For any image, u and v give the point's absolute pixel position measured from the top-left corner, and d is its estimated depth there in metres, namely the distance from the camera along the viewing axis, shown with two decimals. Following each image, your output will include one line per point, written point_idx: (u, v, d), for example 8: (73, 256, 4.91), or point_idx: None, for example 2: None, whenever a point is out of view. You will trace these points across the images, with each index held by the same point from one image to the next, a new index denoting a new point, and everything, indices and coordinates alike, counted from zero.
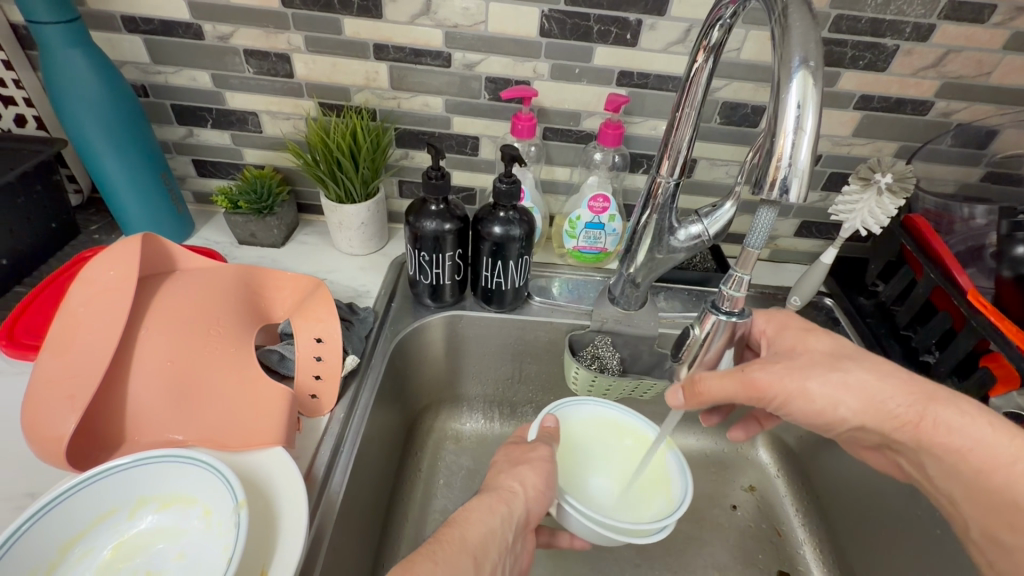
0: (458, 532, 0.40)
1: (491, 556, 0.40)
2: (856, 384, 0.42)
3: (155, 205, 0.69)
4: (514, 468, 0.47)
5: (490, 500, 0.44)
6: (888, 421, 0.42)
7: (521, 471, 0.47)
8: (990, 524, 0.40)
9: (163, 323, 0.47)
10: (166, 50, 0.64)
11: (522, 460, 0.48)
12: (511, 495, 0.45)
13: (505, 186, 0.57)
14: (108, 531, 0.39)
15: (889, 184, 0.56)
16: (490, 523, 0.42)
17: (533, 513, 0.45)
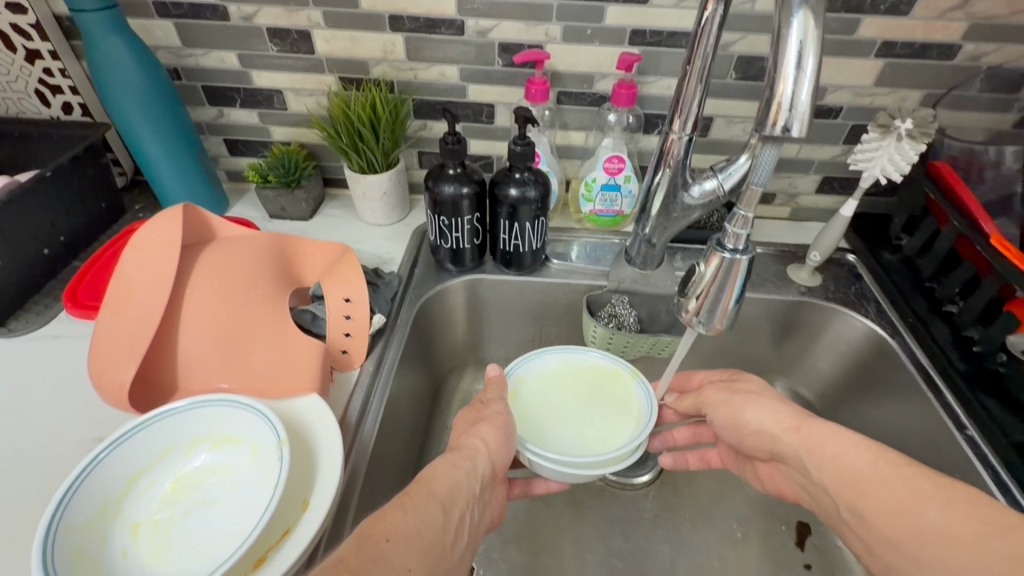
0: (425, 485, 0.41)
1: (457, 505, 0.41)
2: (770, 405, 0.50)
3: (194, 182, 0.73)
4: (473, 427, 0.49)
5: (452, 456, 0.45)
6: (781, 425, 0.47)
7: (481, 429, 0.48)
8: (845, 496, 0.40)
9: (206, 283, 0.51)
10: (195, 33, 0.67)
11: (478, 419, 0.50)
12: (473, 453, 0.46)
13: (519, 148, 0.58)
14: (168, 466, 0.44)
15: (910, 130, 0.54)
16: (455, 475, 0.43)
17: (498, 466, 0.47)
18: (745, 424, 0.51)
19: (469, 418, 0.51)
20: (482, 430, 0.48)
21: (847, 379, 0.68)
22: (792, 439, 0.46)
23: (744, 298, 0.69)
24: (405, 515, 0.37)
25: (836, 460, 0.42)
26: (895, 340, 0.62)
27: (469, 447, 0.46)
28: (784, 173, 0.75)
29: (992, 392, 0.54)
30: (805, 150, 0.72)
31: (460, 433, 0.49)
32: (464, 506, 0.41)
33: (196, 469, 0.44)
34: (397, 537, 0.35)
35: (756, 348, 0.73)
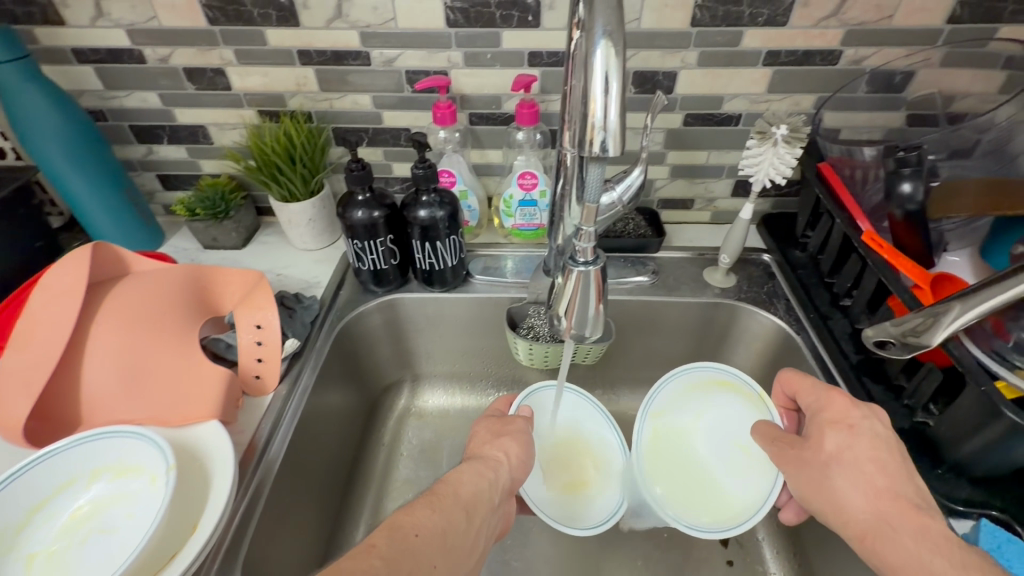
0: (450, 489, 0.44)
1: (482, 512, 0.44)
2: (832, 487, 0.44)
3: (123, 218, 0.75)
4: (495, 440, 0.51)
5: (478, 466, 0.47)
6: (843, 524, 0.43)
7: (504, 442, 0.51)
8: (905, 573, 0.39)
9: (112, 319, 0.53)
10: (116, 76, 0.70)
11: (503, 432, 0.52)
12: (497, 464, 0.48)
13: (421, 172, 0.60)
14: (68, 498, 0.45)
15: (785, 136, 0.57)
16: (479, 484, 0.45)
17: (516, 481, 0.49)
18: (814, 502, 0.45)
19: (493, 430, 0.53)
20: (504, 443, 0.50)
21: (764, 376, 0.70)
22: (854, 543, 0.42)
23: (662, 302, 0.71)
24: (433, 513, 0.41)
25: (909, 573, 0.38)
26: (800, 336, 0.65)
27: (494, 459, 0.49)
28: (698, 179, 0.77)
29: (879, 380, 0.56)
30: (713, 156, 0.74)
31: (482, 442, 0.51)
32: (487, 514, 0.44)
33: (95, 499, 0.46)
34: (426, 532, 0.39)
35: (679, 348, 0.75)
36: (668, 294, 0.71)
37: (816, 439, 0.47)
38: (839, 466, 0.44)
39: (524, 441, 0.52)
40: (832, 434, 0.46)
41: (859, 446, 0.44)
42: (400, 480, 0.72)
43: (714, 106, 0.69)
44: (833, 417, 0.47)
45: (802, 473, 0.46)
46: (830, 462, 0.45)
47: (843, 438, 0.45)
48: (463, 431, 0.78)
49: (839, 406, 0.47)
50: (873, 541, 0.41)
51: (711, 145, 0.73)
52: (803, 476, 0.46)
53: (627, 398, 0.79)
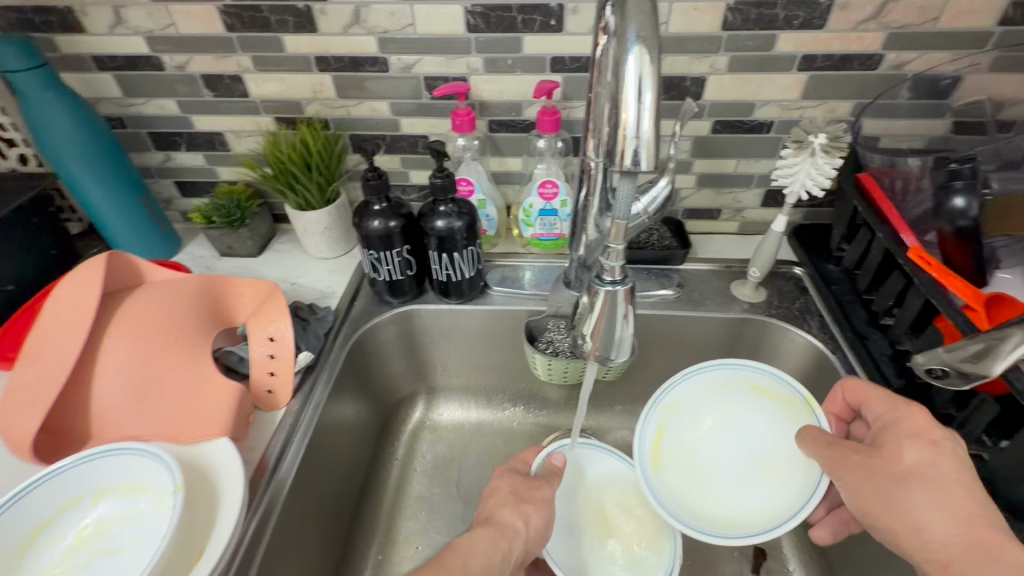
0: (459, 560, 0.44)
1: None
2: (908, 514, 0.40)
3: (140, 225, 0.75)
4: (519, 505, 0.50)
5: (492, 534, 0.47)
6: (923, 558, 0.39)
7: (526, 510, 0.50)
8: None
9: (122, 331, 0.51)
10: (134, 83, 0.70)
11: (527, 498, 0.51)
12: (513, 534, 0.48)
13: (439, 181, 0.59)
14: (73, 517, 0.44)
15: (824, 145, 0.54)
16: (491, 556, 0.45)
17: (529, 552, 0.49)
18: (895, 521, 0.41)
19: (516, 491, 0.52)
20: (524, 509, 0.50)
21: None
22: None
23: (688, 317, 0.68)
24: None
25: None
26: (836, 356, 0.61)
27: (511, 527, 0.48)
28: (726, 188, 0.74)
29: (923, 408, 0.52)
30: (743, 165, 0.71)
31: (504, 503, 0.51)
32: None
33: (100, 518, 0.44)
34: None
35: (705, 364, 0.72)
36: (694, 308, 0.68)
37: (887, 449, 0.43)
38: (913, 481, 0.41)
39: (545, 512, 0.51)
40: (908, 445, 0.42)
41: (939, 462, 0.41)
42: (412, 497, 0.70)
43: (744, 113, 0.66)
44: (908, 427, 0.43)
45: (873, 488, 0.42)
46: (906, 476, 0.41)
47: (916, 449, 0.42)
48: (478, 447, 0.76)
49: (917, 418, 0.43)
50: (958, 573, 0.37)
51: (740, 153, 0.70)
52: (869, 489, 0.43)
53: None
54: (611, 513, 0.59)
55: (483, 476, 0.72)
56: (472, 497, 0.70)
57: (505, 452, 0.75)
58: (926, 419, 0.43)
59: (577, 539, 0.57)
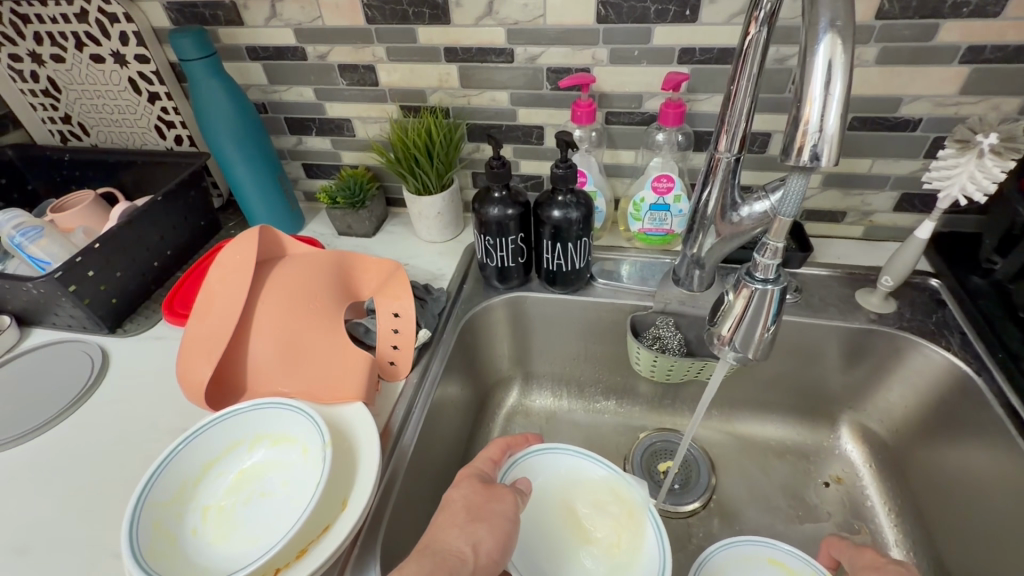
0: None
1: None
2: None
3: (275, 203, 0.82)
4: (471, 525, 0.45)
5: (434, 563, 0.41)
6: None
7: (477, 532, 0.44)
8: None
9: (274, 298, 0.57)
10: (280, 72, 0.76)
11: (482, 516, 0.46)
12: (458, 564, 0.42)
13: (561, 171, 0.59)
14: (234, 459, 0.50)
15: (994, 145, 0.49)
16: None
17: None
18: None
19: (471, 508, 0.46)
20: (476, 532, 0.44)
21: (925, 418, 0.62)
22: None
23: (806, 324, 0.65)
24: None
25: None
26: (982, 377, 0.56)
27: (456, 554, 0.42)
28: (855, 190, 0.69)
29: None
30: (879, 165, 0.66)
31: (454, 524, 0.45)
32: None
33: (256, 463, 0.50)
34: None
35: (818, 374, 0.68)
36: (812, 315, 0.65)
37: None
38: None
39: (501, 532, 0.45)
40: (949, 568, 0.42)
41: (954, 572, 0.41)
42: None
43: (889, 108, 0.61)
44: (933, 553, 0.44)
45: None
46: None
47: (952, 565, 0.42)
48: (570, 436, 0.77)
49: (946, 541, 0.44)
50: None
51: (878, 152, 0.65)
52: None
53: (748, 423, 0.73)
54: (582, 516, 0.55)
55: None
56: None
57: (595, 443, 0.76)
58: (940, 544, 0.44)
59: (550, 545, 0.53)
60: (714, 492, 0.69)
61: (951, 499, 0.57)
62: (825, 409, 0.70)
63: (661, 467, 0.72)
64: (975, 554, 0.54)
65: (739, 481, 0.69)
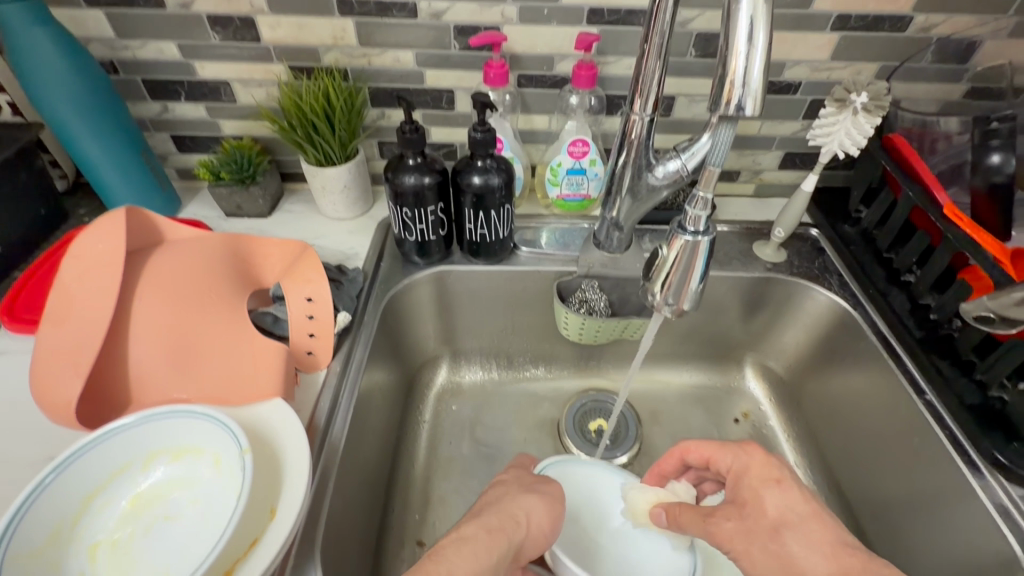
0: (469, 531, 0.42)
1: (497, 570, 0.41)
2: (790, 555, 0.39)
3: (139, 181, 0.69)
4: (518, 497, 0.47)
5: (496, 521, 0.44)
6: None
7: (528, 502, 0.46)
8: None
9: (156, 292, 0.48)
10: (129, 23, 0.63)
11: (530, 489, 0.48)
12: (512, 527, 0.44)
13: (480, 135, 0.57)
14: (126, 483, 0.42)
15: (865, 104, 0.55)
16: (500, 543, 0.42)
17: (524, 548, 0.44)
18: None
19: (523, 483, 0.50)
20: (528, 501, 0.47)
21: (814, 352, 0.70)
22: None
23: (714, 277, 0.70)
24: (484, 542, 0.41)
25: None
26: (858, 311, 0.64)
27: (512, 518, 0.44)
28: (748, 151, 0.75)
29: (946, 356, 0.56)
30: (767, 127, 0.72)
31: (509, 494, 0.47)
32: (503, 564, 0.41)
33: (156, 484, 0.42)
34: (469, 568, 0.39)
35: (725, 323, 0.74)
36: (720, 269, 0.70)
37: (755, 502, 0.43)
38: (791, 529, 0.40)
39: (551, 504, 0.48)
40: (770, 494, 0.42)
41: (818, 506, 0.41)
42: (444, 458, 0.70)
43: (775, 73, 0.66)
44: (764, 473, 0.44)
45: (755, 544, 0.40)
46: (777, 526, 0.40)
47: (780, 496, 0.42)
48: (504, 407, 0.76)
49: (757, 458, 0.46)
50: None
51: (766, 115, 0.71)
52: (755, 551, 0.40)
53: (668, 374, 0.78)
54: None
55: (511, 436, 0.73)
56: (502, 456, 0.71)
57: (529, 411, 0.76)
58: (767, 460, 0.45)
59: None
60: (642, 442, 0.73)
61: (836, 418, 0.66)
62: (732, 354, 0.77)
63: (593, 426, 0.74)
64: (856, 463, 0.62)
65: (665, 429, 0.74)
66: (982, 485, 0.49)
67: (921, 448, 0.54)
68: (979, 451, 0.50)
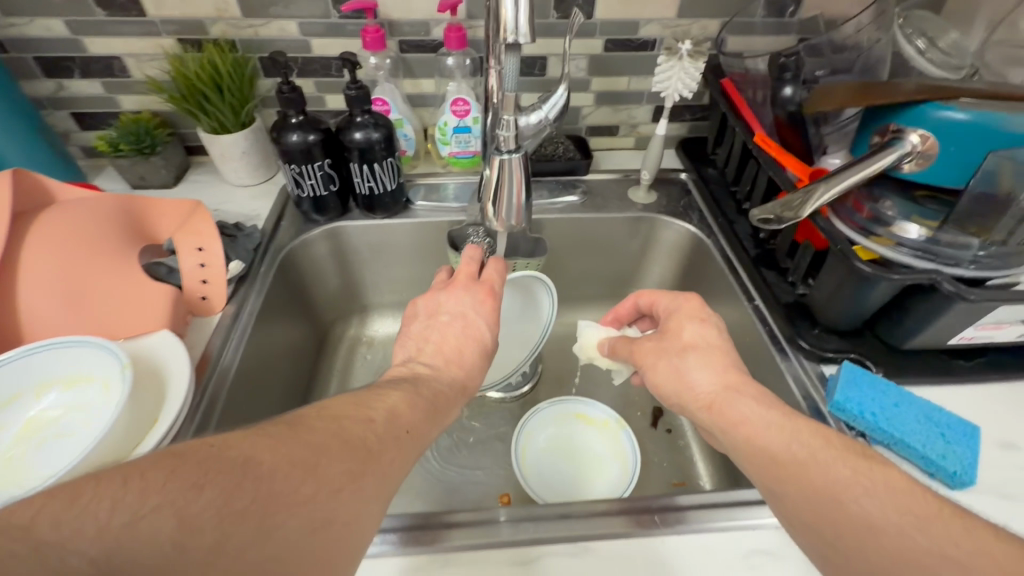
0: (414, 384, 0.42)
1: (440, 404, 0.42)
2: (685, 369, 0.46)
3: (35, 152, 0.71)
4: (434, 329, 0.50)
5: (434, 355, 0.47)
6: (693, 401, 0.45)
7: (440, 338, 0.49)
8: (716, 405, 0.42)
9: (43, 242, 0.52)
10: (12, 1, 0.66)
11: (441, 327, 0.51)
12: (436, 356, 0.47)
13: (353, 92, 0.62)
14: (19, 410, 0.46)
15: (690, 51, 0.64)
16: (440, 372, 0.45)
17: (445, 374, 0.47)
18: (665, 388, 0.47)
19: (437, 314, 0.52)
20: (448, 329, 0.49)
21: (682, 281, 0.78)
22: (702, 417, 0.44)
23: (592, 219, 0.77)
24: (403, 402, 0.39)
25: (742, 435, 0.40)
26: (710, 240, 0.72)
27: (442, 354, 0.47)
28: (621, 106, 0.82)
29: (771, 267, 0.65)
30: (633, 82, 0.80)
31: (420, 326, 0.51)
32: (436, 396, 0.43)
33: (48, 409, 0.47)
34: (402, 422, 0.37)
35: (609, 262, 0.82)
36: (596, 211, 0.77)
37: (676, 331, 0.49)
38: (694, 351, 0.46)
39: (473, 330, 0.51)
40: (690, 325, 0.49)
41: (711, 338, 0.47)
42: None
43: (631, 31, 0.74)
44: (690, 311, 0.50)
45: (660, 360, 0.48)
46: (687, 348, 0.47)
47: (700, 330, 0.48)
48: None
49: (691, 303, 0.51)
50: (718, 408, 0.42)
51: (630, 71, 0.78)
52: (661, 365, 0.48)
53: (566, 313, 0.86)
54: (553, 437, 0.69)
55: None
56: None
57: None
58: (698, 305, 0.51)
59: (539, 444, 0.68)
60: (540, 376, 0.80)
61: None
62: (619, 290, 0.85)
63: None
64: None
65: (561, 361, 0.82)
66: (788, 366, 0.57)
67: (752, 345, 0.63)
68: (789, 340, 0.59)
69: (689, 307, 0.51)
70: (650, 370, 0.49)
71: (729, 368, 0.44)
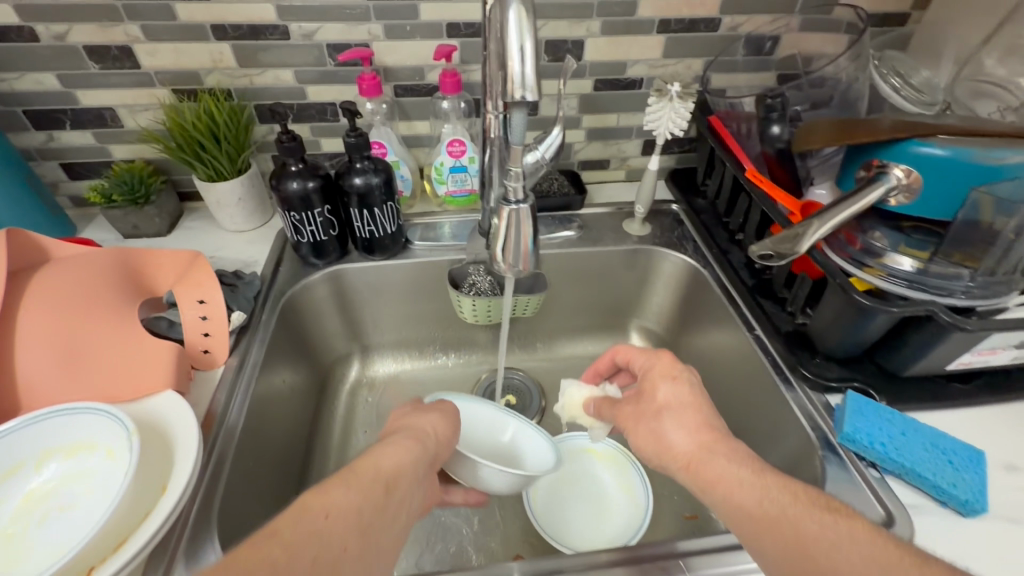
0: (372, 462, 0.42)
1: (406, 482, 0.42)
2: (662, 431, 0.45)
3: (24, 205, 0.69)
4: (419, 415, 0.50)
5: (402, 437, 0.46)
6: (670, 460, 0.44)
7: (429, 419, 0.50)
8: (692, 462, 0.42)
9: (41, 304, 0.51)
10: (2, 56, 0.65)
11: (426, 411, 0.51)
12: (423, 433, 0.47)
13: (353, 140, 0.62)
14: (19, 482, 0.45)
15: (679, 92, 0.66)
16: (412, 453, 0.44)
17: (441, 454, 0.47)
18: (647, 453, 0.47)
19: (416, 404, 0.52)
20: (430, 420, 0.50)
21: (680, 310, 0.80)
22: (680, 477, 0.43)
23: (589, 253, 0.78)
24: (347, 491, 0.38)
25: (723, 499, 0.40)
26: (706, 270, 0.74)
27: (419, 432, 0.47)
28: (612, 141, 0.85)
29: (768, 296, 0.67)
30: (622, 118, 0.82)
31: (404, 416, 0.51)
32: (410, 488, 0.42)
33: (49, 480, 0.45)
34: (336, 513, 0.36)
35: (607, 294, 0.83)
36: (593, 245, 0.78)
37: (650, 391, 0.49)
38: (670, 412, 0.46)
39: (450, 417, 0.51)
40: (663, 385, 0.48)
41: (686, 395, 0.47)
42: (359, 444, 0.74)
43: (619, 71, 0.77)
44: (663, 368, 0.50)
45: (638, 424, 0.48)
46: (661, 409, 0.47)
47: (674, 389, 0.48)
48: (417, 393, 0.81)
49: (664, 360, 0.51)
50: (695, 467, 0.42)
51: (620, 108, 0.81)
52: (640, 427, 0.47)
53: (566, 345, 0.86)
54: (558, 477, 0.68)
55: None
56: None
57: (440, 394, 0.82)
58: (670, 360, 0.51)
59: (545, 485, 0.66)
60: (544, 412, 0.80)
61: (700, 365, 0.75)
62: (618, 321, 0.86)
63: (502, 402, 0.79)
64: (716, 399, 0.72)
65: None
66: (793, 396, 0.58)
67: (754, 375, 0.64)
68: (791, 369, 0.60)
69: (661, 364, 0.50)
70: (631, 435, 0.48)
71: (703, 425, 0.44)
